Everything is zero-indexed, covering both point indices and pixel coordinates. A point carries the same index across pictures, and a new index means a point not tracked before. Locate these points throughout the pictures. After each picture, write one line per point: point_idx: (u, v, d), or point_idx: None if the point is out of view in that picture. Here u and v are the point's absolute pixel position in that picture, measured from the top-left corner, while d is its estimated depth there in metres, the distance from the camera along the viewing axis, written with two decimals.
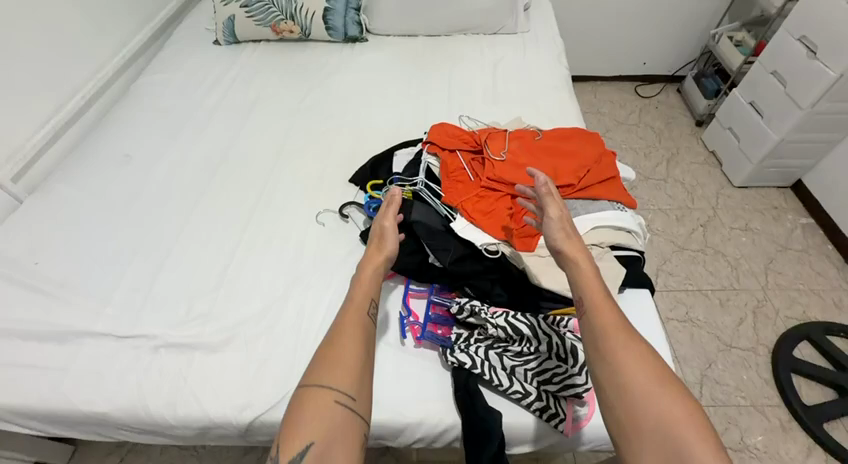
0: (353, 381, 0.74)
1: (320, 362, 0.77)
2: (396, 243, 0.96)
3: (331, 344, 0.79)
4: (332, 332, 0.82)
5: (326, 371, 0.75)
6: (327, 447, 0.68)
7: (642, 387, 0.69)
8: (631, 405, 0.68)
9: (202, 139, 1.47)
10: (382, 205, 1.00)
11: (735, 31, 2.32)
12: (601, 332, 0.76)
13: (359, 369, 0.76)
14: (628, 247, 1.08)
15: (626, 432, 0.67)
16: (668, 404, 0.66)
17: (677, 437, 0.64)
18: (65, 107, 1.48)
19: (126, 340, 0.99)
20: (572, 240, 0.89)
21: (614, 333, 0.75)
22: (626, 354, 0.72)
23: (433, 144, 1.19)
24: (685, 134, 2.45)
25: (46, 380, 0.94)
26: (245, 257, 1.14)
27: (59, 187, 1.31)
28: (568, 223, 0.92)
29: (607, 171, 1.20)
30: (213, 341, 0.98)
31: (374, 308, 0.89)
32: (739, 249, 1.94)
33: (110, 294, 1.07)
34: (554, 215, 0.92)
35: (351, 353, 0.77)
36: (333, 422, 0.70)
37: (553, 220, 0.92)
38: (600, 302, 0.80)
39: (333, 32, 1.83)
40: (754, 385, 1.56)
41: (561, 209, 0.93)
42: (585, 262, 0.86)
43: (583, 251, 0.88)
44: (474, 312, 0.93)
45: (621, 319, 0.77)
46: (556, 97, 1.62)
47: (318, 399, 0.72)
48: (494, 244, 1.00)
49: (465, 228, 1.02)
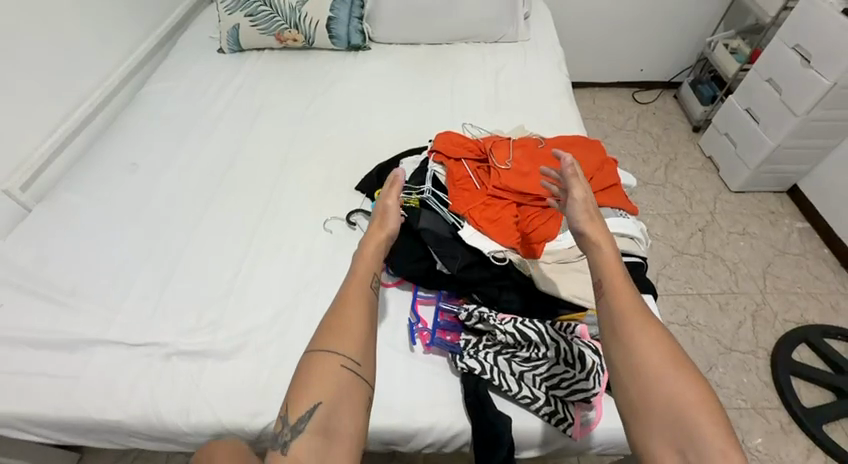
0: (356, 347, 0.80)
1: (327, 330, 0.82)
2: (397, 220, 1.00)
3: (337, 315, 0.84)
4: (337, 302, 0.86)
5: (332, 338, 0.80)
6: (333, 407, 0.74)
7: (656, 369, 0.73)
8: (644, 385, 0.72)
9: (209, 147, 1.48)
10: (385, 185, 1.04)
11: (731, 39, 2.36)
12: (619, 315, 0.80)
13: (363, 337, 0.81)
14: (631, 253, 1.10)
15: (636, 409, 0.72)
16: (680, 386, 0.71)
17: (685, 417, 0.68)
18: (72, 116, 1.49)
19: (138, 347, 1.00)
20: (597, 224, 0.93)
21: (633, 316, 0.79)
22: (643, 338, 0.76)
23: (439, 152, 1.21)
24: (683, 140, 2.49)
25: (58, 388, 0.95)
26: (254, 264, 1.15)
27: (68, 195, 1.32)
28: (592, 207, 0.95)
29: (609, 179, 1.23)
30: (225, 348, 0.99)
31: (376, 281, 0.93)
32: (737, 253, 1.97)
33: (121, 302, 1.08)
34: (578, 198, 0.96)
35: (356, 323, 0.83)
36: (339, 384, 0.76)
37: (577, 203, 0.96)
38: (619, 286, 0.83)
39: (336, 41, 1.85)
40: (754, 388, 1.58)
41: (585, 194, 0.98)
42: (608, 248, 0.89)
43: (606, 237, 0.91)
44: (482, 318, 0.94)
45: (639, 304, 0.81)
46: (557, 105, 1.64)
47: (325, 364, 0.78)
48: (502, 251, 1.01)
49: (472, 236, 1.03)
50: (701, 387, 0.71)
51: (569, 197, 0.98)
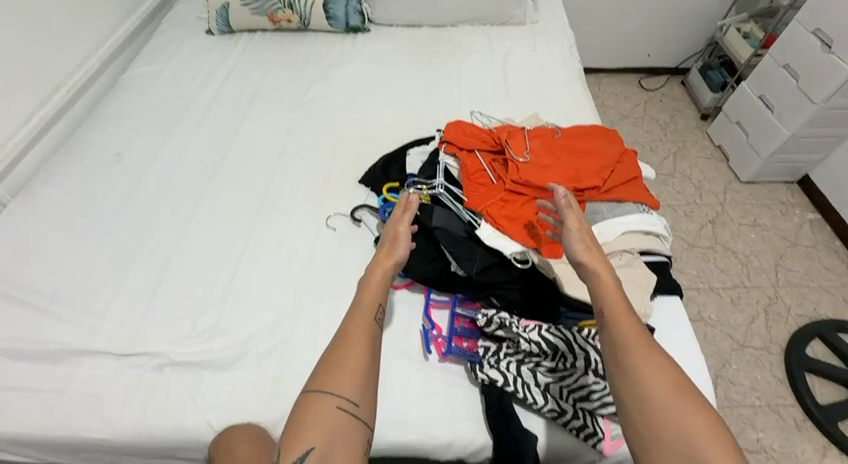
0: (357, 387, 0.71)
1: (325, 368, 0.73)
2: (407, 248, 0.89)
3: (335, 349, 0.75)
4: (339, 337, 0.77)
5: (329, 376, 0.72)
6: (328, 452, 0.66)
7: (664, 400, 0.66)
8: (653, 419, 0.65)
9: (199, 137, 1.38)
10: (397, 210, 0.93)
11: (743, 23, 2.27)
12: (622, 341, 0.72)
13: (363, 376, 0.72)
14: (657, 252, 1.02)
15: (646, 446, 0.65)
16: (690, 418, 0.64)
17: (700, 453, 0.61)
18: (48, 103, 1.37)
19: (127, 358, 0.92)
20: (592, 251, 0.84)
21: (636, 341, 0.72)
22: (648, 365, 0.69)
23: (450, 143, 1.12)
24: (692, 128, 2.41)
25: (40, 404, 0.87)
26: (252, 265, 1.06)
27: (46, 190, 1.22)
28: (588, 236, 0.86)
29: (632, 171, 1.14)
30: (223, 358, 0.91)
31: (382, 313, 0.83)
32: (748, 245, 1.93)
33: (106, 308, 0.99)
34: (575, 227, 0.86)
35: (356, 359, 0.74)
36: (335, 429, 0.67)
37: (573, 233, 0.86)
38: (620, 309, 0.76)
39: (333, 22, 1.73)
40: (769, 385, 1.54)
41: (581, 222, 0.88)
42: (605, 271, 0.81)
43: (602, 262, 0.82)
44: (503, 325, 0.87)
45: (641, 328, 0.74)
46: (569, 91, 1.55)
47: (320, 405, 0.70)
48: (523, 252, 0.94)
49: (490, 235, 0.96)
50: (711, 417, 0.64)
51: (566, 223, 0.88)
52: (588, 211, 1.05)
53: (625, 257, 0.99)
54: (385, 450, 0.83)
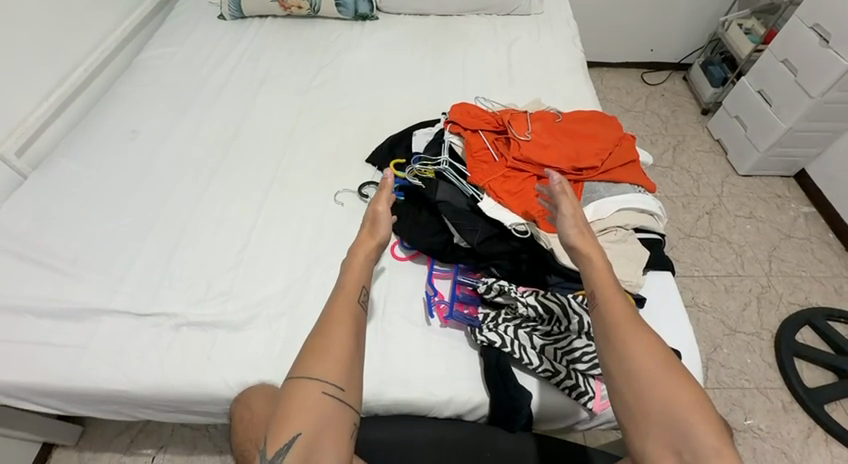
0: (343, 371, 0.66)
1: (310, 352, 0.68)
2: (390, 229, 0.86)
3: (317, 333, 0.70)
4: (323, 319, 0.72)
5: (313, 361, 0.67)
6: (316, 438, 0.61)
7: (652, 376, 0.65)
8: (641, 396, 0.64)
9: (212, 117, 1.43)
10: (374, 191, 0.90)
11: (745, 19, 2.31)
12: (611, 320, 0.71)
13: (348, 360, 0.68)
14: (650, 230, 1.07)
15: (633, 421, 0.64)
16: (677, 394, 0.63)
17: (687, 426, 0.60)
18: (66, 80, 1.42)
19: (145, 318, 0.97)
20: (585, 235, 0.84)
21: (625, 320, 0.71)
22: (637, 343, 0.68)
23: (455, 123, 1.17)
24: (692, 123, 2.45)
25: (64, 357, 0.92)
26: (263, 237, 1.11)
27: (66, 162, 1.27)
28: (581, 220, 0.87)
29: (627, 155, 1.19)
30: (236, 319, 0.96)
31: (366, 296, 0.79)
32: (743, 236, 1.97)
33: (125, 272, 1.04)
34: (570, 211, 0.87)
35: (341, 342, 0.69)
36: (322, 416, 0.63)
37: (569, 218, 0.86)
38: (610, 290, 0.75)
39: (343, 9, 1.78)
40: (758, 369, 1.59)
41: (578, 207, 0.89)
42: (596, 254, 0.81)
43: (594, 245, 0.83)
44: (502, 291, 0.92)
45: (631, 309, 0.73)
46: (571, 80, 1.60)
47: (304, 392, 0.64)
48: (523, 224, 0.98)
49: (492, 208, 1.00)
50: (696, 393, 0.63)
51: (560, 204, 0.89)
52: (585, 191, 1.10)
53: (620, 233, 1.03)
54: (389, 408, 0.88)
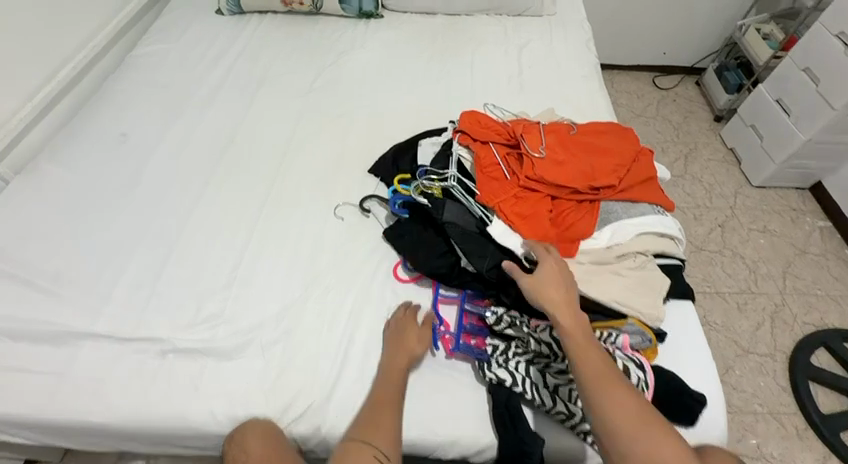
0: (393, 441, 0.73)
1: (365, 419, 0.75)
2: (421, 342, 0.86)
3: (372, 405, 0.78)
4: (374, 394, 0.80)
5: (370, 428, 0.74)
6: None
7: (631, 433, 0.62)
8: (624, 455, 0.61)
9: (206, 120, 1.35)
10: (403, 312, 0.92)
11: (763, 23, 2.23)
12: (583, 377, 0.69)
13: (396, 432, 0.74)
14: (670, 255, 1.00)
15: None
16: (660, 447, 0.60)
17: None
18: (53, 79, 1.35)
19: (129, 343, 0.90)
20: (561, 285, 0.81)
21: (598, 375, 0.69)
22: (612, 399, 0.66)
23: (464, 135, 1.10)
24: (704, 130, 2.38)
25: (41, 385, 0.86)
26: (258, 254, 1.05)
27: (51, 167, 1.20)
28: (560, 276, 0.83)
29: (645, 171, 1.12)
30: (227, 347, 0.90)
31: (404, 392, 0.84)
32: (757, 251, 1.91)
33: (110, 292, 0.97)
34: (549, 264, 0.84)
35: (390, 416, 0.76)
36: None
37: (544, 271, 0.83)
38: (580, 346, 0.73)
39: (346, 6, 1.69)
40: (771, 392, 1.54)
41: (556, 259, 0.86)
42: (570, 305, 0.79)
43: (569, 294, 0.80)
44: (512, 323, 0.87)
45: (605, 362, 0.71)
46: (585, 86, 1.52)
47: (359, 455, 0.70)
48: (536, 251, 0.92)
49: (503, 234, 0.93)
50: (678, 444, 0.61)
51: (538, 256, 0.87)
52: (602, 211, 1.02)
53: (639, 259, 0.96)
54: None
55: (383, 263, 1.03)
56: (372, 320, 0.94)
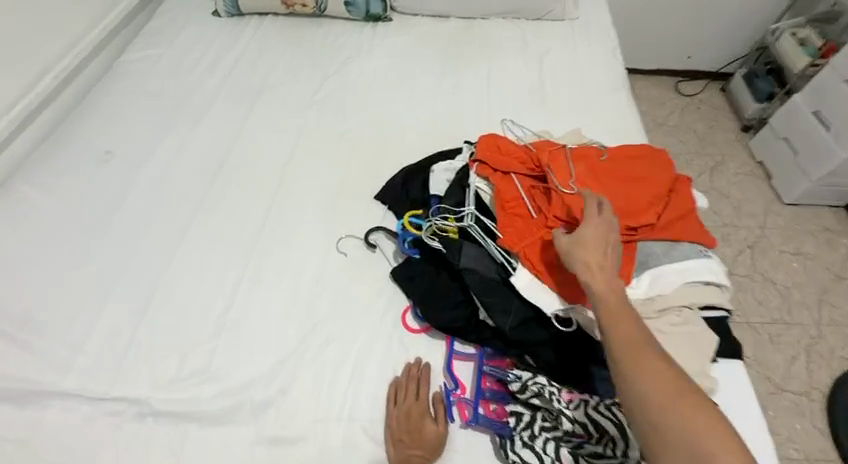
0: None
1: None
2: (428, 428, 0.75)
3: None
4: None
5: None
6: None
7: (658, 392, 0.58)
8: (646, 412, 0.57)
9: (198, 136, 1.23)
10: (402, 382, 0.81)
11: (799, 28, 2.07)
12: (611, 341, 0.65)
13: None
14: (719, 307, 0.87)
15: (654, 447, 0.56)
16: (687, 408, 0.56)
17: (703, 447, 0.53)
18: (34, 88, 1.23)
19: (103, 403, 0.81)
20: (601, 247, 0.74)
21: (627, 339, 0.64)
22: (641, 363, 0.61)
23: (483, 164, 0.98)
24: (731, 140, 2.23)
25: (3, 453, 0.76)
26: (250, 295, 0.93)
27: (27, 190, 1.09)
28: (606, 237, 0.76)
29: (687, 203, 0.98)
30: (213, 410, 0.80)
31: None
32: (790, 276, 1.77)
33: (85, 340, 0.87)
34: (596, 224, 0.77)
35: None
36: None
37: (583, 232, 0.76)
38: (612, 305, 0.68)
39: (352, 9, 1.57)
40: (808, 436, 1.42)
41: (606, 219, 0.78)
42: (606, 267, 0.72)
43: (608, 256, 0.74)
44: (539, 393, 0.75)
45: (638, 328, 0.65)
46: (612, 100, 1.39)
47: None
48: (566, 309, 0.80)
49: (529, 287, 0.82)
50: (710, 409, 0.56)
51: (586, 214, 0.79)
52: (640, 253, 0.89)
53: (684, 314, 0.84)
54: None
55: (389, 308, 0.92)
56: (377, 379, 0.83)
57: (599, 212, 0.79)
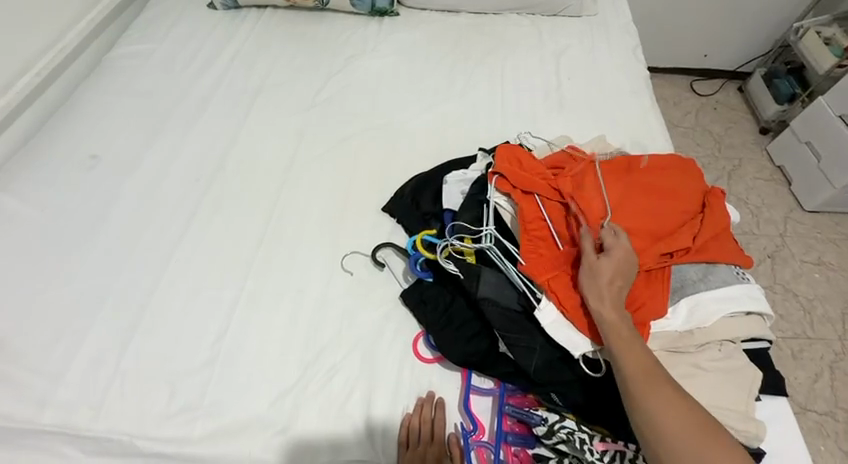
0: None
1: None
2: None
3: None
4: None
5: None
6: None
7: (675, 429, 0.61)
8: (667, 449, 0.60)
9: (192, 139, 1.15)
10: (414, 416, 0.74)
11: (824, 26, 1.97)
12: (630, 375, 0.65)
13: None
14: (762, 338, 0.80)
15: None
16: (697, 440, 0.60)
17: None
18: (15, 87, 1.15)
19: (84, 441, 0.73)
20: (616, 279, 0.72)
21: (645, 373, 0.65)
22: (662, 411, 0.62)
23: (503, 177, 0.89)
24: (749, 143, 2.14)
25: None
26: (246, 320, 0.85)
27: (3, 199, 1.00)
28: (623, 267, 0.74)
29: (724, 217, 0.88)
30: (205, 452, 0.72)
31: None
32: (812, 288, 1.70)
33: (65, 369, 0.79)
34: (616, 256, 0.74)
35: None
36: None
37: (601, 261, 0.73)
38: (625, 338, 0.68)
39: (357, 2, 1.47)
40: (834, 459, 1.35)
41: (625, 248, 0.75)
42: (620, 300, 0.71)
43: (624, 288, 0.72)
44: (567, 439, 0.70)
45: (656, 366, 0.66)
46: (635, 103, 1.30)
47: None
48: (593, 350, 0.74)
49: (553, 324, 0.74)
50: (717, 435, 0.61)
51: (605, 242, 0.76)
52: (675, 279, 0.82)
53: (725, 348, 0.76)
54: None
55: (399, 334, 0.84)
56: (386, 416, 0.76)
57: (614, 237, 0.77)
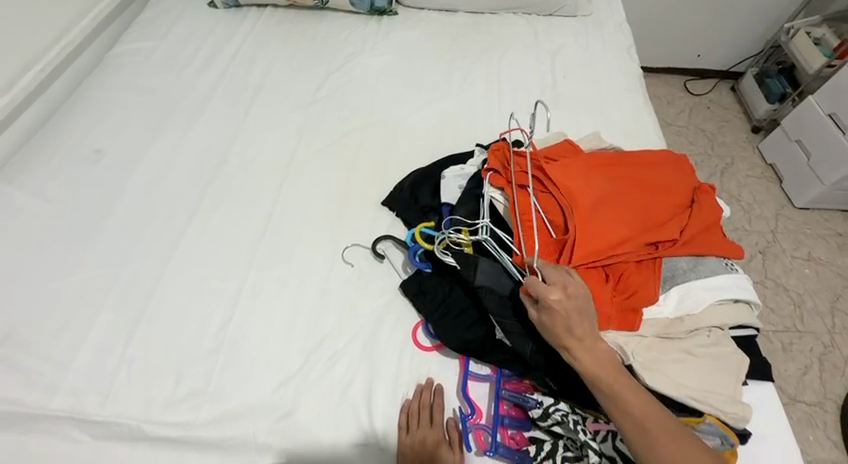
0: None
1: None
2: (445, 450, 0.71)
3: None
4: None
5: None
6: None
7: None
8: None
9: (194, 134, 1.17)
10: (414, 403, 0.76)
11: (814, 26, 2.00)
12: (626, 423, 0.65)
13: None
14: (749, 326, 0.82)
15: None
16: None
17: None
18: (19, 83, 1.16)
19: (92, 426, 0.75)
20: (569, 326, 0.70)
21: (640, 419, 0.65)
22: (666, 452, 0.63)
23: (497, 173, 0.92)
24: (741, 142, 2.18)
25: None
26: (248, 311, 0.87)
27: (9, 193, 1.02)
28: (565, 313, 0.70)
29: (713, 210, 0.91)
30: (210, 436, 0.74)
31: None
32: (802, 282, 1.73)
33: (73, 357, 0.81)
34: (554, 306, 0.70)
35: None
36: None
37: (548, 316, 0.71)
38: (612, 385, 0.67)
39: (356, 1, 1.49)
40: (822, 448, 1.39)
41: (554, 289, 0.71)
42: (591, 341, 0.70)
43: (583, 325, 0.70)
44: (561, 421, 0.72)
45: (651, 403, 0.66)
46: (628, 101, 1.33)
47: None
48: None
49: None
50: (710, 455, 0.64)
51: (537, 296, 0.71)
52: (665, 268, 0.84)
53: (714, 334, 0.79)
54: None
55: (398, 323, 0.87)
56: (386, 401, 0.78)
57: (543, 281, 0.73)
